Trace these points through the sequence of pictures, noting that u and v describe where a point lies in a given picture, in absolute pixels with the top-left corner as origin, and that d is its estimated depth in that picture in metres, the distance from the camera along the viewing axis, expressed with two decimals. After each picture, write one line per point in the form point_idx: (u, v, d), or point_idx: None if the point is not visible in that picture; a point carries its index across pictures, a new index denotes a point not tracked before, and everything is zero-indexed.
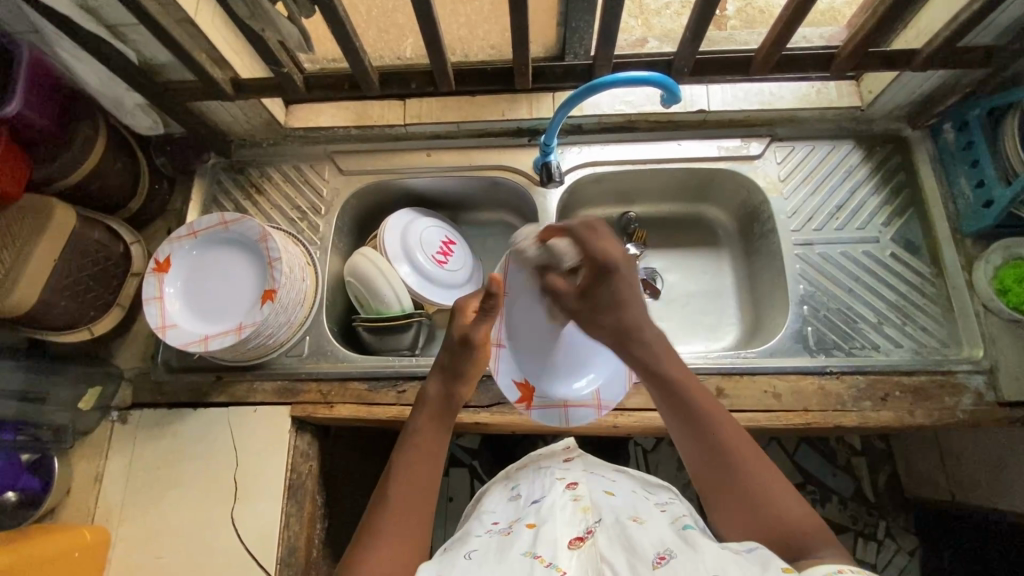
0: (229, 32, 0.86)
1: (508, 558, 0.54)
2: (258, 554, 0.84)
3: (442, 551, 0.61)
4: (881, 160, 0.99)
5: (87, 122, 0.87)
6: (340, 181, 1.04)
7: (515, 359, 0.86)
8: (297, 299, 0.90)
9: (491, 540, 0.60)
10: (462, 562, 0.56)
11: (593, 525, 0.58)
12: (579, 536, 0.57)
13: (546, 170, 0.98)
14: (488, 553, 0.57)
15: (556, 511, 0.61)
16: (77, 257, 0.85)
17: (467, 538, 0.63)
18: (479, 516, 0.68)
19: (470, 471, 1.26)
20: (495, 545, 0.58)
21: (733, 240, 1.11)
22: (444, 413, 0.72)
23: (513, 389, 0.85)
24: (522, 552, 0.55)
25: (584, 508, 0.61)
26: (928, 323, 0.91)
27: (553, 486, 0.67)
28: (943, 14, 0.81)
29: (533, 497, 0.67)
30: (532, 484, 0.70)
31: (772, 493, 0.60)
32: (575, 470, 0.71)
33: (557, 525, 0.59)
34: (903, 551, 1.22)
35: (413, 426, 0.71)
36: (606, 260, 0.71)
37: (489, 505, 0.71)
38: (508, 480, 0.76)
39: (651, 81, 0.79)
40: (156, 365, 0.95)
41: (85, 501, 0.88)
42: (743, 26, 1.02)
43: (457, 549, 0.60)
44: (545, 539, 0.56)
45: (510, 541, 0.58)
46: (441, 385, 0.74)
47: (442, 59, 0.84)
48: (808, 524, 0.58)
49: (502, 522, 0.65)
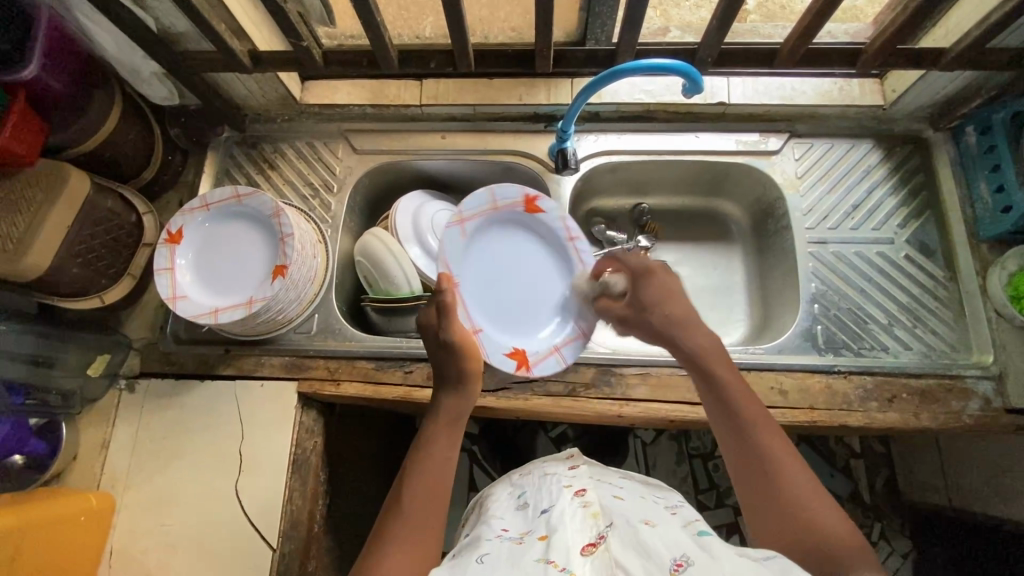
0: (248, 2, 0.85)
1: (522, 565, 0.55)
2: (261, 526, 0.85)
3: (454, 557, 0.61)
4: (901, 160, 0.98)
5: (104, 90, 0.86)
6: (353, 160, 1.03)
7: (494, 334, 0.88)
8: (308, 276, 0.90)
9: (504, 547, 0.60)
10: (475, 567, 0.56)
11: (604, 530, 0.59)
12: (591, 542, 0.57)
13: (562, 155, 0.97)
14: (500, 559, 0.57)
15: (566, 519, 0.61)
16: (91, 223, 0.85)
17: (478, 544, 0.62)
18: (489, 522, 0.68)
19: (471, 456, 1.27)
20: (507, 552, 0.58)
21: (746, 235, 1.10)
22: (455, 422, 0.74)
23: (508, 360, 0.87)
24: (534, 559, 0.55)
25: (594, 514, 0.62)
26: (939, 327, 0.90)
27: (561, 494, 0.67)
28: (976, 14, 0.80)
29: (542, 505, 0.67)
30: (540, 491, 0.70)
31: (809, 505, 0.59)
32: (583, 478, 0.71)
33: (567, 532, 0.59)
34: (896, 553, 1.23)
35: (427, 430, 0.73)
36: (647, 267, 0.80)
37: (497, 511, 0.71)
38: (514, 486, 0.76)
39: (674, 70, 0.78)
40: (165, 335, 0.95)
41: (91, 467, 0.88)
42: (764, 21, 1.01)
43: (467, 555, 0.60)
44: (557, 547, 0.57)
45: (522, 549, 0.58)
46: (451, 394, 0.76)
47: (463, 40, 0.83)
48: (844, 540, 0.57)
49: (513, 529, 0.65)
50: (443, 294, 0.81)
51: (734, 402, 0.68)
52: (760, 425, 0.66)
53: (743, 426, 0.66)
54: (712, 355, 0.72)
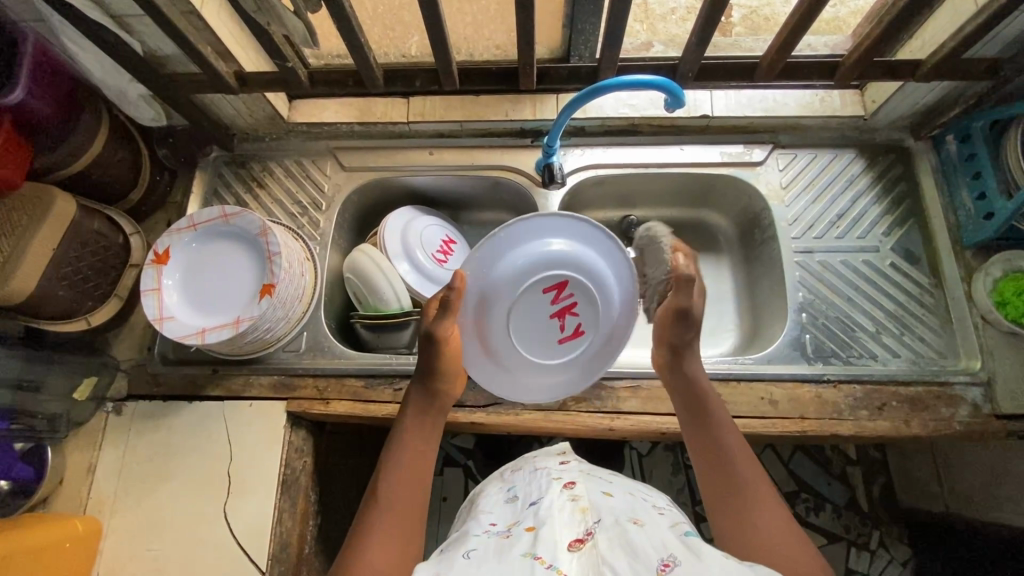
0: (234, 25, 0.85)
1: (508, 559, 0.54)
2: (249, 548, 0.84)
3: (440, 551, 0.60)
4: (883, 168, 1.00)
5: (90, 111, 0.86)
6: (341, 177, 1.04)
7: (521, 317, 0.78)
8: (296, 294, 0.90)
9: (491, 541, 0.59)
10: (460, 561, 0.56)
11: (592, 526, 0.58)
12: (579, 538, 0.57)
13: (548, 171, 0.97)
14: (486, 554, 0.56)
15: (555, 512, 0.61)
16: (76, 246, 0.85)
17: (465, 538, 0.62)
18: (476, 517, 0.68)
19: (464, 471, 1.25)
20: (494, 546, 0.58)
21: (733, 244, 1.11)
22: (427, 416, 0.75)
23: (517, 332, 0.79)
24: (521, 553, 0.55)
25: (582, 508, 0.61)
26: (926, 334, 0.91)
27: (550, 487, 0.67)
28: (951, 25, 0.81)
29: (530, 499, 0.66)
30: (529, 485, 0.70)
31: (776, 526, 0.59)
32: (573, 471, 0.71)
33: (556, 526, 0.58)
34: (895, 561, 1.21)
35: (401, 426, 0.74)
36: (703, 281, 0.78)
37: (485, 505, 0.71)
38: (504, 481, 0.76)
39: (655, 85, 0.78)
40: (153, 357, 0.95)
41: (77, 492, 0.87)
42: (748, 33, 1.03)
43: (455, 548, 0.59)
44: (544, 541, 0.56)
45: (509, 543, 0.57)
46: (421, 389, 0.76)
47: (447, 60, 0.84)
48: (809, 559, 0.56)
49: (501, 523, 0.64)
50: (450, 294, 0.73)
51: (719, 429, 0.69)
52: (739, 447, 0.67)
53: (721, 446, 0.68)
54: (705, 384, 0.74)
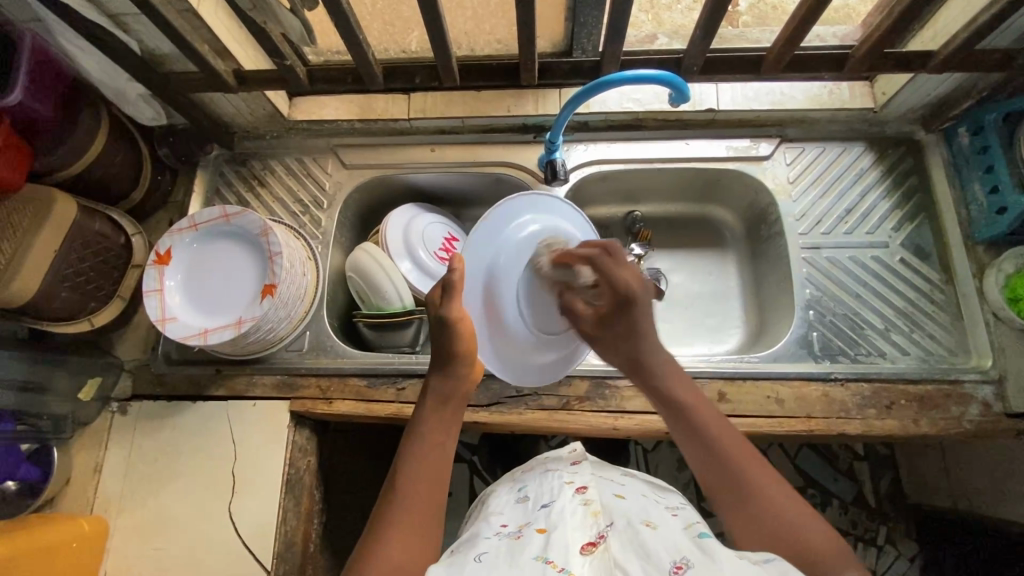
0: (231, 23, 0.85)
1: (519, 563, 0.54)
2: (254, 546, 0.84)
3: (452, 553, 0.60)
4: (893, 162, 0.98)
5: (90, 111, 0.86)
6: (342, 175, 1.03)
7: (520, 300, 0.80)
8: (298, 293, 0.89)
9: (501, 544, 0.59)
10: (472, 564, 0.55)
11: (604, 530, 0.58)
12: (591, 541, 0.56)
13: (551, 167, 0.96)
14: (497, 558, 0.55)
15: (566, 516, 0.60)
16: (78, 248, 0.85)
17: (476, 541, 0.62)
18: (488, 519, 0.67)
19: (470, 467, 1.25)
20: (506, 548, 0.57)
21: (740, 240, 1.09)
22: (446, 404, 0.71)
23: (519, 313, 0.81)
24: (533, 556, 0.54)
25: (594, 512, 0.61)
26: (936, 331, 0.89)
27: (561, 490, 0.66)
28: (963, 15, 0.79)
29: (542, 500, 0.66)
30: (540, 486, 0.69)
31: (785, 510, 0.58)
32: (585, 474, 0.70)
33: (567, 530, 0.58)
34: (902, 557, 1.21)
35: (416, 416, 0.70)
36: (628, 289, 0.73)
37: (496, 507, 0.70)
38: (515, 481, 0.75)
39: (660, 79, 0.77)
40: (157, 356, 0.95)
41: (83, 492, 0.88)
42: (756, 23, 1.00)
43: (465, 553, 0.58)
44: (556, 544, 0.55)
45: (520, 546, 0.57)
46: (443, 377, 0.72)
47: (447, 55, 0.83)
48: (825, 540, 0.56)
49: (511, 525, 0.64)
50: (452, 272, 0.73)
51: (699, 424, 0.66)
52: (719, 432, 0.65)
53: (706, 440, 0.65)
54: (673, 380, 0.71)
